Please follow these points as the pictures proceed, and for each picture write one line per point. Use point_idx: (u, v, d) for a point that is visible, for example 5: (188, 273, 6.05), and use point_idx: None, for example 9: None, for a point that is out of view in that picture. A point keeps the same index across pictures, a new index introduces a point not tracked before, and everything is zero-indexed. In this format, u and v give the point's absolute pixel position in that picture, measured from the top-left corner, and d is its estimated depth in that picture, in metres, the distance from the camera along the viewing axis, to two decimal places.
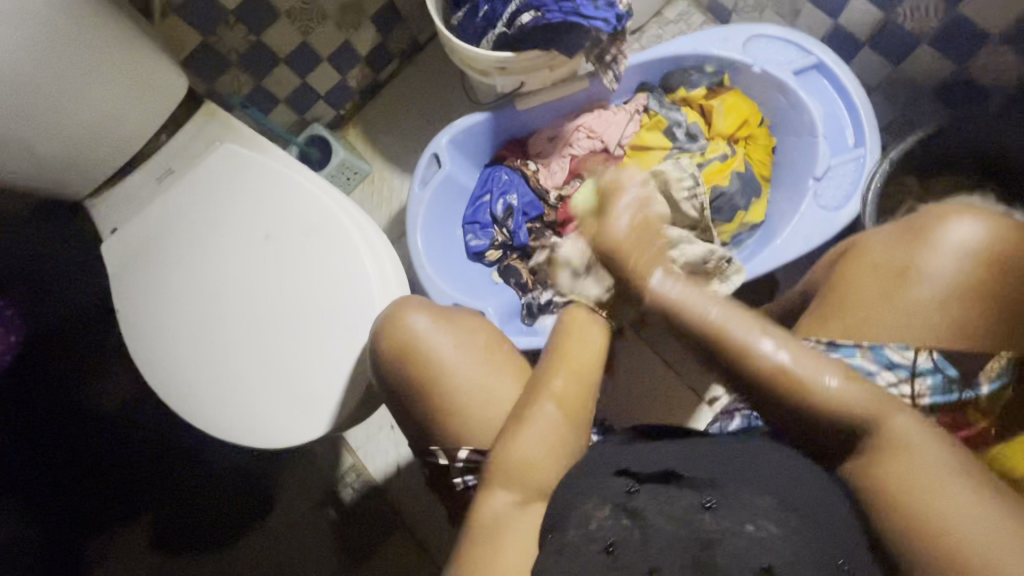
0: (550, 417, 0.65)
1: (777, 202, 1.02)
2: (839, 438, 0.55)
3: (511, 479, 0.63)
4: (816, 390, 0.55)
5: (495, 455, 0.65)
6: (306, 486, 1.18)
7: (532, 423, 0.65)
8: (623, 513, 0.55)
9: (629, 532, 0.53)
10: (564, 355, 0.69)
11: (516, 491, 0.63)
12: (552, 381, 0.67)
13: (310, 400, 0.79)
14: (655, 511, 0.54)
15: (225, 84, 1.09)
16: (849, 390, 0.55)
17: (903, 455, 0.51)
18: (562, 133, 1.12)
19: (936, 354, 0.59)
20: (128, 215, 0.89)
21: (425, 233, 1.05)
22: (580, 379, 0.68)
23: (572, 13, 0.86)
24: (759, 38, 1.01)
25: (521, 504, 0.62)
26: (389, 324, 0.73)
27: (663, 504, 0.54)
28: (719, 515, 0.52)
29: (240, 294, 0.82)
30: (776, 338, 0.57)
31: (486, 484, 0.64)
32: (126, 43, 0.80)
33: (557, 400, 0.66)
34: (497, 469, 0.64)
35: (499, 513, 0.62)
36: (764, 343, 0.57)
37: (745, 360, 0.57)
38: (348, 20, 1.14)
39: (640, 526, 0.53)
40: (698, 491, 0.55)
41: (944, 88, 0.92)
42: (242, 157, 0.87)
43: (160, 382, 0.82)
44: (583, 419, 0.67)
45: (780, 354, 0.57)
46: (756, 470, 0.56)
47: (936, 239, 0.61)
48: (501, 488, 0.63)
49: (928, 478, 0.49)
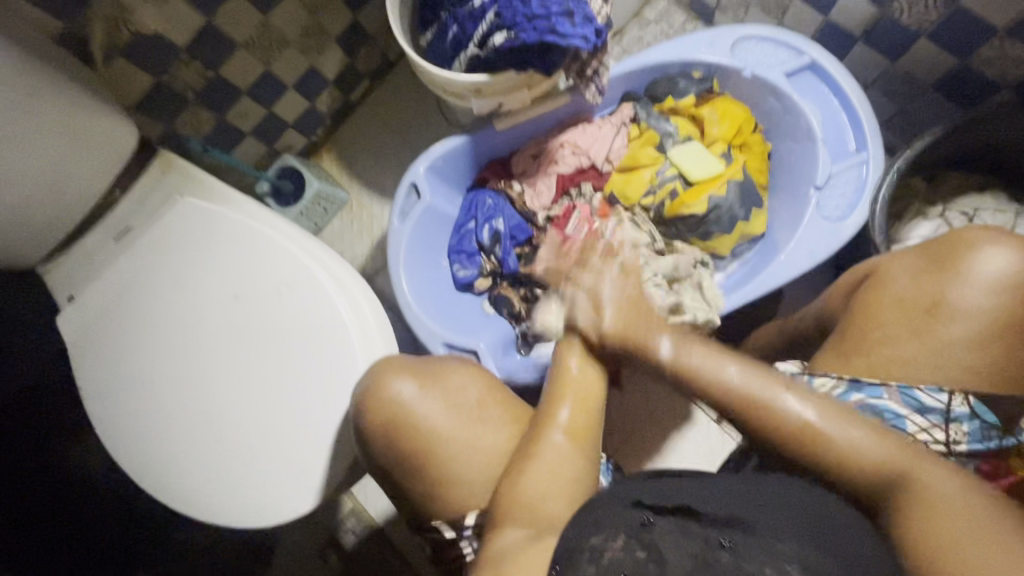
0: (560, 448, 0.61)
1: (776, 211, 0.97)
2: (870, 485, 0.53)
3: (521, 513, 0.58)
4: (837, 442, 0.53)
5: (500, 495, 0.60)
6: (303, 534, 1.11)
7: (541, 458, 0.60)
8: (638, 546, 0.49)
9: (644, 566, 0.48)
10: (564, 378, 0.64)
11: (525, 525, 0.57)
12: (558, 414, 0.62)
13: (296, 470, 0.74)
14: (672, 544, 0.49)
15: (184, 124, 1.00)
16: (872, 446, 0.53)
17: (943, 504, 0.49)
18: (546, 150, 1.05)
19: (973, 399, 0.56)
20: (87, 280, 0.83)
21: (409, 270, 0.97)
22: (586, 403, 0.63)
23: (548, 32, 0.80)
24: (747, 40, 0.95)
25: (535, 537, 0.56)
26: (373, 392, 0.68)
27: (682, 535, 0.50)
28: (742, 553, 0.47)
29: (215, 361, 0.77)
30: (801, 393, 0.56)
31: (494, 525, 0.59)
32: (65, 98, 0.73)
33: (565, 431, 0.61)
34: (504, 508, 0.59)
35: (508, 547, 0.56)
36: (787, 400, 0.55)
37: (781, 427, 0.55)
38: (312, 44, 1.06)
39: (656, 559, 0.48)
40: (716, 528, 0.50)
41: (947, 83, 0.86)
42: (202, 210, 0.81)
43: (135, 458, 0.77)
44: (595, 449, 0.62)
45: (805, 410, 0.55)
46: (785, 512, 0.52)
47: (966, 269, 0.57)
48: (512, 523, 0.58)
49: (980, 519, 0.47)
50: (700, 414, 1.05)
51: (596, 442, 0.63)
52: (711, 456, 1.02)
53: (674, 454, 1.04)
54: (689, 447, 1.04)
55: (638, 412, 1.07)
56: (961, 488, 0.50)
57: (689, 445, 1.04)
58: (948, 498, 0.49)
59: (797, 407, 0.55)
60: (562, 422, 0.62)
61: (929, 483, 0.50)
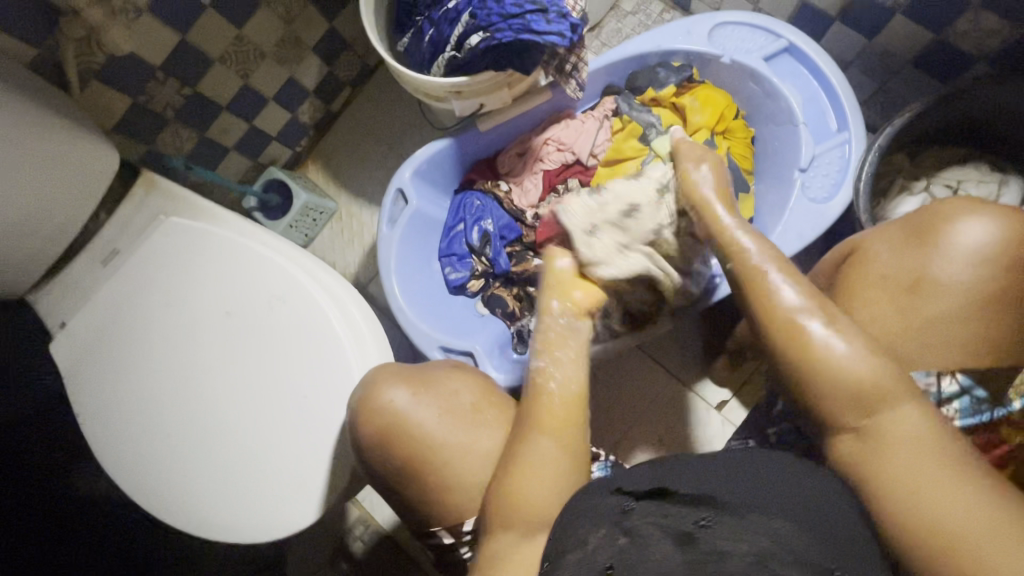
0: (547, 450, 0.59)
1: (764, 195, 0.98)
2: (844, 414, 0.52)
3: (509, 514, 0.58)
4: (843, 373, 0.52)
5: (491, 496, 0.60)
6: (312, 546, 1.12)
7: (525, 460, 0.59)
8: (619, 532, 0.50)
9: (625, 552, 0.48)
10: (542, 396, 0.62)
11: (515, 526, 0.58)
12: (536, 416, 0.61)
13: (298, 484, 0.74)
14: (652, 528, 0.50)
15: (165, 142, 1.00)
16: (858, 364, 0.52)
17: (902, 449, 0.50)
18: (531, 148, 1.05)
19: (962, 375, 0.57)
20: (75, 307, 0.83)
21: (400, 276, 0.97)
22: (562, 406, 0.61)
23: (523, 30, 0.80)
24: (723, 26, 0.95)
25: (525, 537, 0.58)
26: (365, 404, 0.68)
27: (661, 517, 0.51)
28: (716, 533, 0.48)
29: (213, 379, 0.77)
30: (840, 327, 0.54)
31: (487, 527, 0.60)
32: (44, 126, 0.72)
33: (545, 430, 0.60)
34: (495, 510, 0.59)
35: (499, 548, 0.58)
36: (783, 289, 0.56)
37: (774, 305, 0.56)
38: (289, 54, 1.05)
39: (637, 542, 0.49)
40: (694, 507, 0.52)
41: (925, 58, 0.86)
42: (188, 228, 0.81)
43: (135, 482, 0.77)
44: (580, 443, 0.61)
45: (785, 287, 0.56)
46: (798, 496, 0.52)
47: (948, 242, 0.58)
48: (501, 526, 0.58)
49: (931, 464, 0.48)
50: (700, 400, 1.05)
51: (582, 435, 0.62)
52: (712, 442, 1.03)
53: (676, 443, 1.04)
54: (692, 435, 1.04)
55: (638, 403, 1.07)
56: (924, 429, 0.50)
57: (691, 433, 1.04)
58: (905, 436, 0.50)
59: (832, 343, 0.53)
60: (544, 425, 0.60)
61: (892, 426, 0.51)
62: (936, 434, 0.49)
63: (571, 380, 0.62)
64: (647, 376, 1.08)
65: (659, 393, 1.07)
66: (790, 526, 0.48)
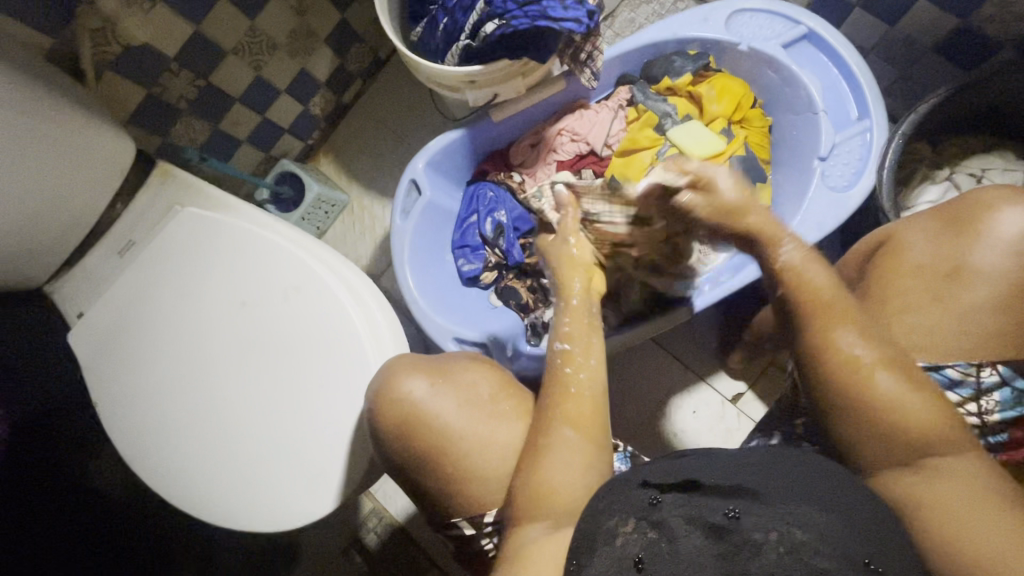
0: (571, 441, 0.59)
1: (781, 184, 0.96)
2: (897, 450, 0.54)
3: (538, 507, 0.57)
4: (900, 410, 0.53)
5: (519, 486, 0.60)
6: (326, 538, 1.12)
7: (553, 451, 0.59)
8: (648, 526, 0.50)
9: (657, 547, 0.48)
10: (563, 385, 0.62)
11: (544, 517, 0.57)
12: (562, 406, 0.61)
13: (316, 474, 0.74)
14: (681, 521, 0.49)
15: (179, 135, 1.00)
16: (909, 401, 0.53)
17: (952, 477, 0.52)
18: (544, 138, 1.04)
19: (1003, 366, 0.56)
20: (93, 297, 0.84)
21: (414, 267, 0.96)
22: (590, 397, 0.61)
23: (539, 17, 0.79)
24: (741, 13, 0.94)
25: (552, 528, 0.57)
26: (383, 395, 0.68)
27: (690, 511, 0.50)
28: (749, 522, 0.48)
29: (230, 370, 0.77)
30: (898, 366, 0.54)
31: (514, 519, 0.59)
32: (61, 116, 0.72)
33: (571, 423, 0.60)
34: (524, 501, 0.58)
35: (528, 542, 0.56)
36: (844, 335, 0.55)
37: (839, 357, 0.55)
38: (302, 45, 1.05)
39: (666, 538, 0.49)
40: (724, 498, 0.51)
41: (950, 44, 0.84)
42: (202, 219, 0.81)
43: (152, 472, 0.77)
44: (604, 434, 0.61)
45: (853, 342, 0.55)
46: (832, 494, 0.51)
47: (979, 229, 0.57)
48: (531, 520, 0.57)
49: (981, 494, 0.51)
50: (716, 393, 1.05)
51: (604, 427, 0.62)
52: (728, 436, 1.02)
53: (691, 437, 1.03)
54: (707, 429, 1.03)
55: (652, 395, 1.06)
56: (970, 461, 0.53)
57: (707, 425, 1.03)
58: (956, 468, 0.53)
59: (887, 382, 0.53)
60: (568, 415, 0.61)
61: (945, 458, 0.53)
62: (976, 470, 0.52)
63: (588, 368, 0.63)
64: (661, 369, 1.07)
65: (674, 386, 1.06)
66: (821, 515, 0.48)
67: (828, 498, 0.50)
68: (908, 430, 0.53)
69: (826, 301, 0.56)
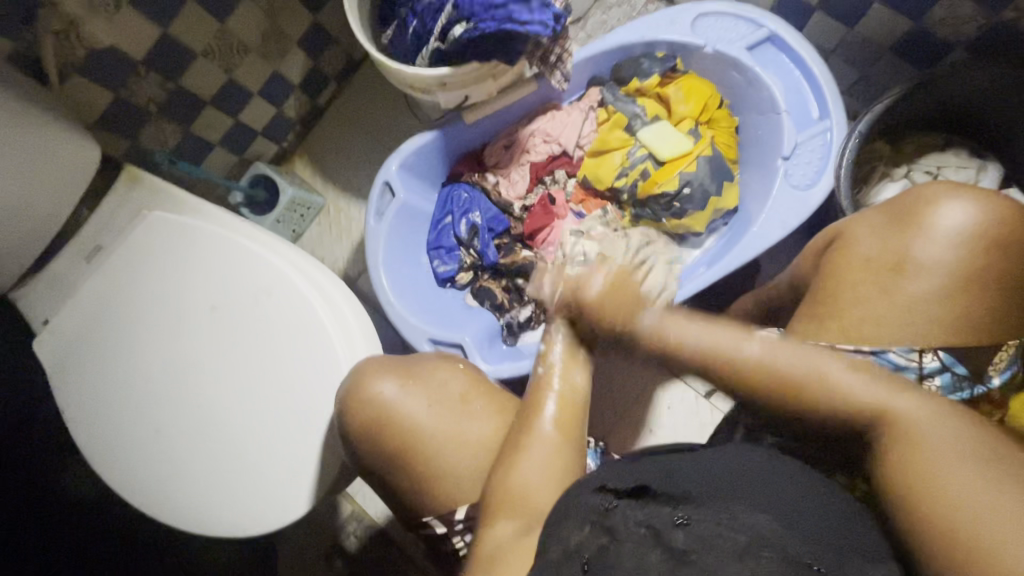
0: (549, 438, 0.60)
1: (748, 183, 0.98)
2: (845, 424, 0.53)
3: (510, 506, 0.58)
4: (834, 389, 0.53)
5: (492, 487, 0.60)
6: (308, 542, 1.12)
7: (530, 449, 0.60)
8: (601, 531, 0.51)
9: (606, 550, 0.49)
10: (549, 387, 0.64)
11: (514, 518, 0.58)
12: (544, 407, 0.62)
13: (288, 478, 0.74)
14: (633, 527, 0.50)
15: (148, 139, 0.99)
16: (858, 382, 0.53)
17: (916, 439, 0.49)
18: (517, 140, 1.06)
19: (943, 353, 0.58)
20: (59, 304, 0.83)
21: (389, 269, 0.97)
22: (573, 398, 0.62)
23: (506, 20, 0.80)
24: (707, 16, 0.96)
25: (523, 531, 0.57)
26: (354, 395, 0.69)
27: (643, 516, 0.51)
28: (694, 531, 0.48)
29: (198, 373, 0.77)
30: (761, 339, 0.57)
31: (486, 517, 0.59)
32: (22, 121, 0.72)
33: (553, 422, 0.61)
34: (495, 500, 0.59)
35: (497, 544, 0.57)
36: (749, 349, 0.56)
37: (721, 362, 0.57)
38: (273, 47, 1.04)
39: (615, 541, 0.49)
40: (672, 505, 0.51)
41: (904, 46, 0.87)
42: (169, 222, 0.80)
43: (120, 479, 0.76)
44: (581, 436, 0.62)
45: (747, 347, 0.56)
46: (789, 490, 0.52)
47: (925, 224, 0.59)
48: (501, 519, 0.58)
49: (950, 455, 0.47)
50: (689, 388, 1.06)
51: (584, 427, 0.63)
52: (703, 429, 1.04)
53: (666, 432, 1.05)
54: (682, 423, 1.05)
55: (628, 392, 1.08)
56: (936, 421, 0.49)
57: (681, 420, 1.05)
58: (919, 429, 0.49)
59: (771, 352, 0.56)
60: (550, 415, 0.62)
61: (904, 413, 0.50)
62: (939, 427, 0.49)
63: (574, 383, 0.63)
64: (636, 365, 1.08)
65: (649, 385, 1.07)
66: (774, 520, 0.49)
67: (780, 502, 0.51)
68: (838, 409, 0.53)
69: (716, 354, 0.57)
